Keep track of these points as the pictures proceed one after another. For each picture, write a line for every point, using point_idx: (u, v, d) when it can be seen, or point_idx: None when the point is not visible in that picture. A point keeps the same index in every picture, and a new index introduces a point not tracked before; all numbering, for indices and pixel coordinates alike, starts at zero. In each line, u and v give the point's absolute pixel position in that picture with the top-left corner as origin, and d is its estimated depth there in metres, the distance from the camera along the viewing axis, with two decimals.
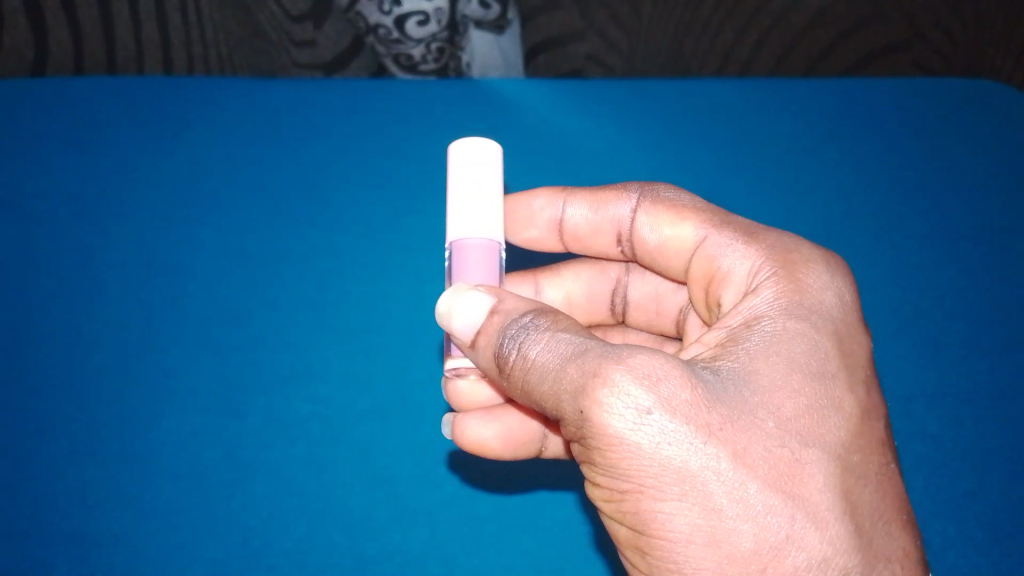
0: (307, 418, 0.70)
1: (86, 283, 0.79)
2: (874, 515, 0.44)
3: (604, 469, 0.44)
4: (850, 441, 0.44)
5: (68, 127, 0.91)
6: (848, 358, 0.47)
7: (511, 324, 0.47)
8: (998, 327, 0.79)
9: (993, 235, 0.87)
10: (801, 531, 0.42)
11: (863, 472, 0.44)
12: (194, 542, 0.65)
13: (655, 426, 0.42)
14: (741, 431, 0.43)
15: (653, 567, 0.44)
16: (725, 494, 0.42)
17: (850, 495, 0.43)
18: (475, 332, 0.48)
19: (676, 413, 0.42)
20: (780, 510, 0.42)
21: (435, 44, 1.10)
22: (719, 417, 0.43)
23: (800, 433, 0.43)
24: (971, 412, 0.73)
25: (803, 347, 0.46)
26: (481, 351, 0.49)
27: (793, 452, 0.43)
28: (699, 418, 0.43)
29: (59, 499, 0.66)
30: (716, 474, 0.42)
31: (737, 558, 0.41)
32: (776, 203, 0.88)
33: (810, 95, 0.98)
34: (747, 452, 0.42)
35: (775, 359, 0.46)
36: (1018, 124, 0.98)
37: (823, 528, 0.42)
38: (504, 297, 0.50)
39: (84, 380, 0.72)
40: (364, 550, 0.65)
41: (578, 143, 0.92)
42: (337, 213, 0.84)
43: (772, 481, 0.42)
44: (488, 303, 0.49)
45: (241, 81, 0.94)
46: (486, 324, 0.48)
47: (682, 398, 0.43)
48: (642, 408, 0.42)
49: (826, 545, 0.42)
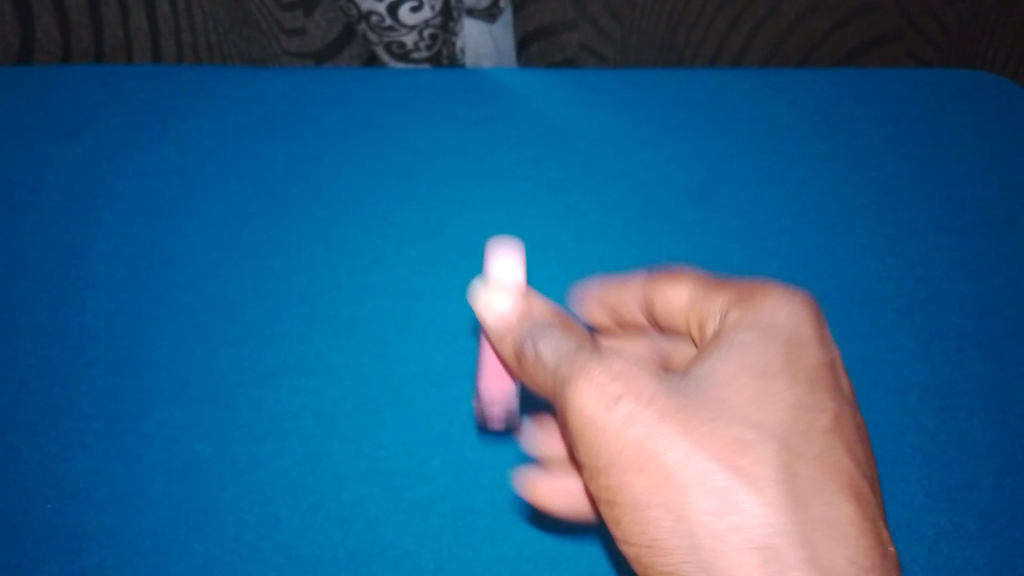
0: (299, 410, 0.69)
1: (78, 276, 0.78)
2: (824, 485, 0.42)
3: (587, 458, 0.45)
4: (800, 422, 0.44)
5: (59, 119, 0.90)
6: (806, 355, 0.47)
7: (530, 325, 0.52)
8: (994, 320, 0.79)
9: (990, 226, 0.87)
10: (742, 495, 0.41)
11: (813, 446, 0.43)
12: (188, 536, 0.63)
13: (614, 407, 0.43)
14: (690, 412, 0.43)
15: (627, 539, 0.44)
16: (674, 464, 0.42)
17: (797, 466, 0.42)
18: (503, 322, 0.54)
19: (633, 396, 0.44)
20: (723, 477, 0.41)
21: (428, 31, 1.06)
22: (673, 400, 0.44)
23: (748, 414, 0.43)
24: (967, 404, 0.73)
25: (755, 347, 0.47)
26: (506, 342, 0.54)
27: (740, 430, 0.43)
28: (654, 401, 0.43)
29: (49, 492, 0.65)
30: (664, 445, 0.42)
31: (685, 520, 0.41)
32: (773, 192, 0.88)
33: (805, 87, 0.98)
34: (694, 428, 0.43)
35: (732, 357, 0.46)
36: (1014, 114, 0.98)
37: (764, 492, 0.41)
38: (529, 302, 0.55)
39: (76, 373, 0.71)
40: (357, 544, 0.63)
41: (573, 133, 0.92)
42: (328, 205, 0.84)
43: (717, 452, 0.42)
44: (514, 298, 0.55)
45: (236, 73, 0.95)
46: (512, 317, 0.54)
47: (641, 384, 0.44)
48: (603, 393, 0.44)
49: (767, 507, 0.40)
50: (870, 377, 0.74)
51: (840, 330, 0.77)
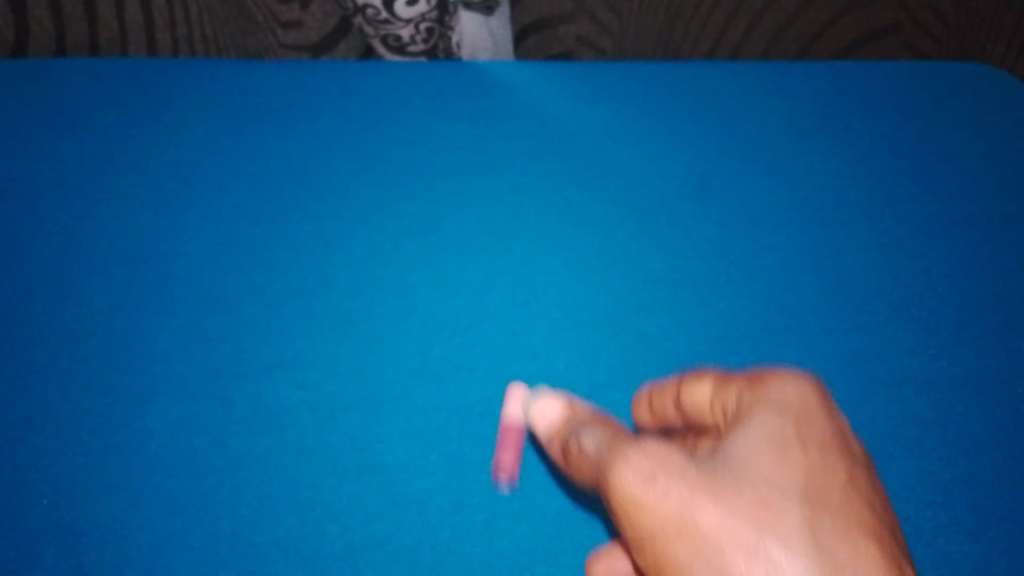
0: (296, 405, 0.69)
1: (74, 270, 0.78)
2: (857, 540, 0.37)
3: (630, 542, 0.41)
4: (827, 484, 0.40)
5: (56, 115, 0.90)
6: (828, 427, 0.43)
7: (573, 423, 0.61)
8: (992, 313, 0.79)
9: (989, 219, 0.87)
10: (778, 551, 0.36)
11: (834, 504, 0.39)
12: (184, 530, 0.62)
13: (649, 485, 0.40)
14: (722, 481, 0.39)
15: None
16: (707, 531, 0.37)
17: (829, 524, 0.37)
18: (546, 423, 0.64)
19: (667, 471, 0.40)
20: (758, 538, 0.37)
21: (424, 24, 1.06)
22: (705, 472, 0.40)
23: (778, 477, 0.40)
24: (967, 398, 0.72)
25: (773, 419, 0.43)
26: (553, 444, 0.62)
27: (772, 490, 0.39)
28: (686, 474, 0.40)
29: (42, 486, 0.64)
30: (698, 511, 0.38)
31: None
32: (772, 185, 0.88)
33: (802, 80, 0.98)
34: (726, 493, 0.39)
35: (756, 429, 0.43)
36: (1011, 106, 0.98)
37: (802, 549, 0.36)
38: (571, 408, 0.64)
39: (72, 367, 0.71)
40: (356, 538, 0.62)
41: (570, 127, 0.92)
42: (324, 199, 0.84)
43: (750, 513, 0.38)
44: (558, 403, 0.65)
45: (232, 69, 0.95)
46: (554, 417, 0.64)
47: (674, 460, 0.41)
48: (637, 473, 0.41)
49: (807, 563, 0.35)
50: (870, 369, 0.73)
51: (839, 321, 0.77)
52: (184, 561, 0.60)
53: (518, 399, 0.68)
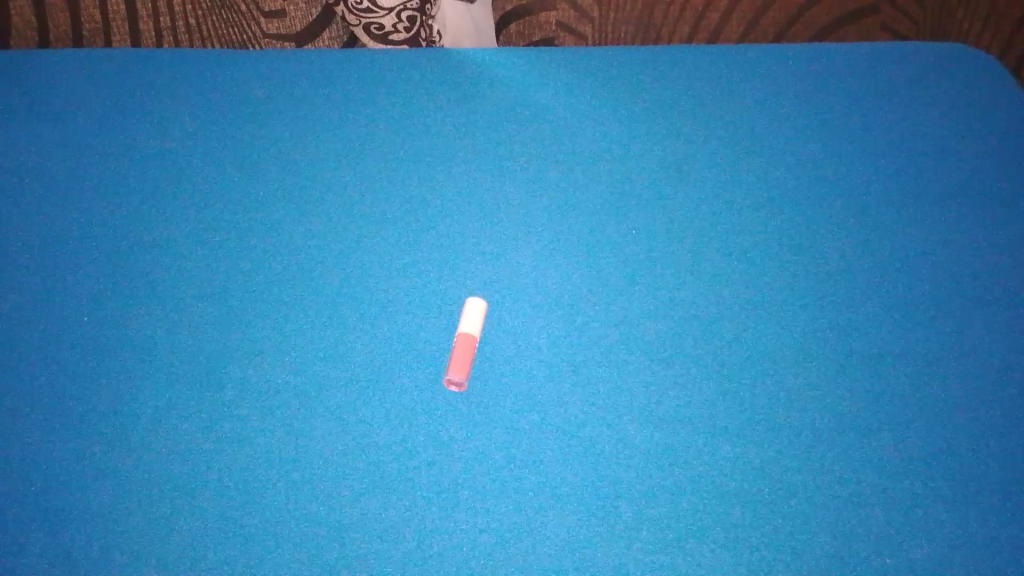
0: (281, 387, 0.68)
1: (61, 261, 0.78)
2: None
3: None
4: None
5: (45, 108, 0.91)
6: None
7: None
8: (989, 278, 0.77)
9: (981, 184, 0.86)
10: None
11: None
12: (172, 514, 0.60)
13: None
14: None
15: None
16: None
17: None
18: None
19: None
20: None
21: (407, 13, 1.06)
22: None
23: None
24: (967, 360, 0.70)
25: None
26: None
27: None
28: None
29: (31, 472, 0.63)
30: None
31: None
32: (758, 162, 0.87)
33: (782, 59, 0.99)
34: None
35: None
36: (995, 74, 0.97)
37: None
38: None
39: (57, 354, 0.71)
40: (343, 518, 0.60)
41: (553, 115, 0.92)
42: (308, 190, 0.84)
43: None
44: None
45: (217, 57, 0.96)
46: None
47: None
48: None
49: None
50: (859, 345, 0.71)
51: (829, 294, 0.75)
52: (163, 551, 0.59)
53: (475, 313, 0.72)
